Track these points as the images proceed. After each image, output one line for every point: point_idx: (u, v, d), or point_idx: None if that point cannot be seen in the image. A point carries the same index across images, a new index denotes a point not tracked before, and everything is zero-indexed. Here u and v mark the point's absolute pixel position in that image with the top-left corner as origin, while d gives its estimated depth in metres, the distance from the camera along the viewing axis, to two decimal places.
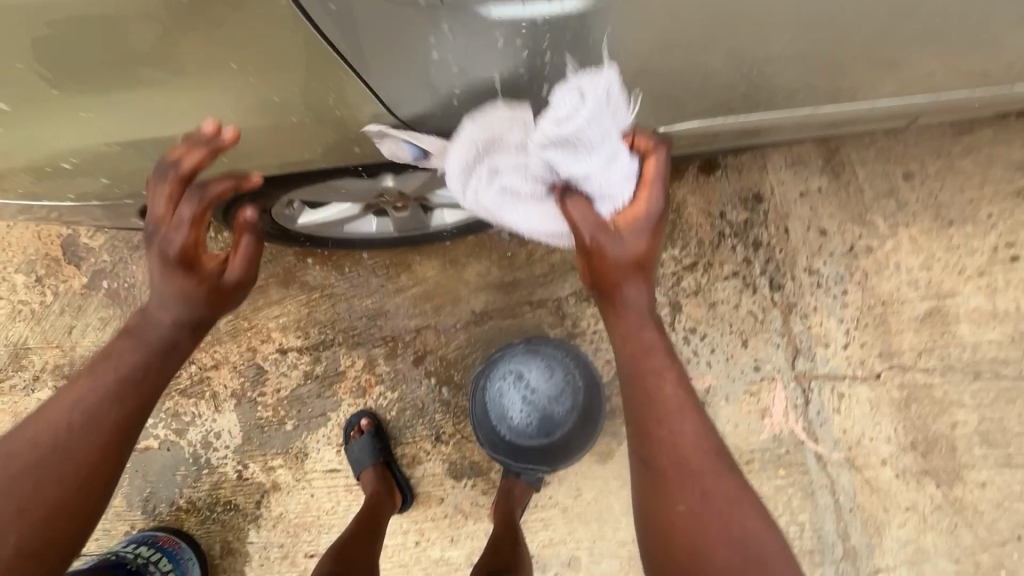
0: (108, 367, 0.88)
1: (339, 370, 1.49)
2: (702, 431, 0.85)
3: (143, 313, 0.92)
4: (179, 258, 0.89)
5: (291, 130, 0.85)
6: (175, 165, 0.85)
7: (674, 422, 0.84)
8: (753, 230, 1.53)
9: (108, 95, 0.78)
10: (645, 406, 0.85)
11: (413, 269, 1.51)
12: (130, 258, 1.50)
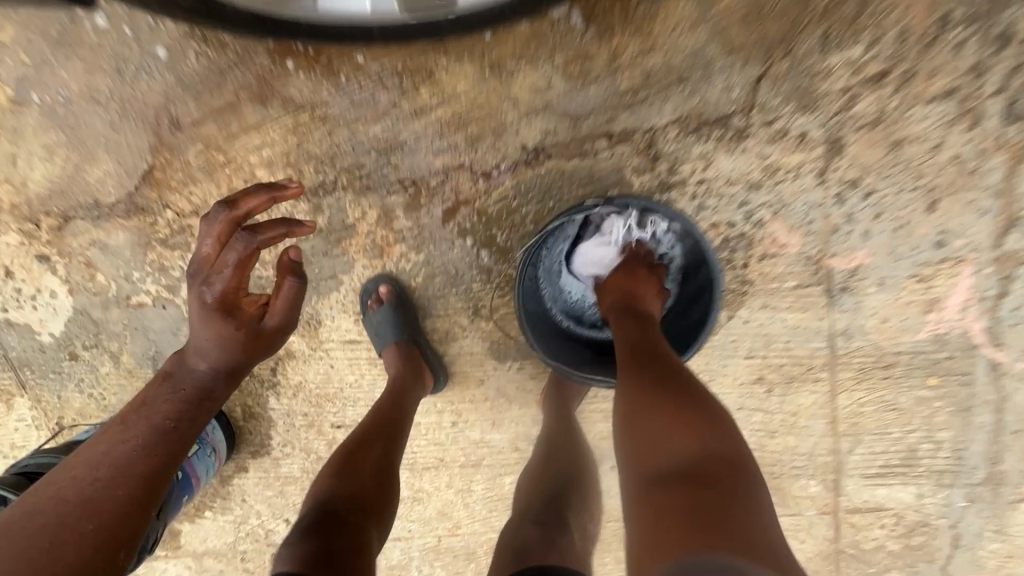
0: (147, 412, 0.85)
1: (347, 223, 1.13)
2: (679, 407, 0.77)
3: (180, 357, 0.90)
4: (222, 307, 0.88)
5: None
6: (230, 208, 0.83)
7: (654, 407, 0.78)
8: (1007, 10, 0.89)
9: None
10: (623, 411, 0.82)
11: (438, 78, 1.02)
12: (54, 58, 1.08)
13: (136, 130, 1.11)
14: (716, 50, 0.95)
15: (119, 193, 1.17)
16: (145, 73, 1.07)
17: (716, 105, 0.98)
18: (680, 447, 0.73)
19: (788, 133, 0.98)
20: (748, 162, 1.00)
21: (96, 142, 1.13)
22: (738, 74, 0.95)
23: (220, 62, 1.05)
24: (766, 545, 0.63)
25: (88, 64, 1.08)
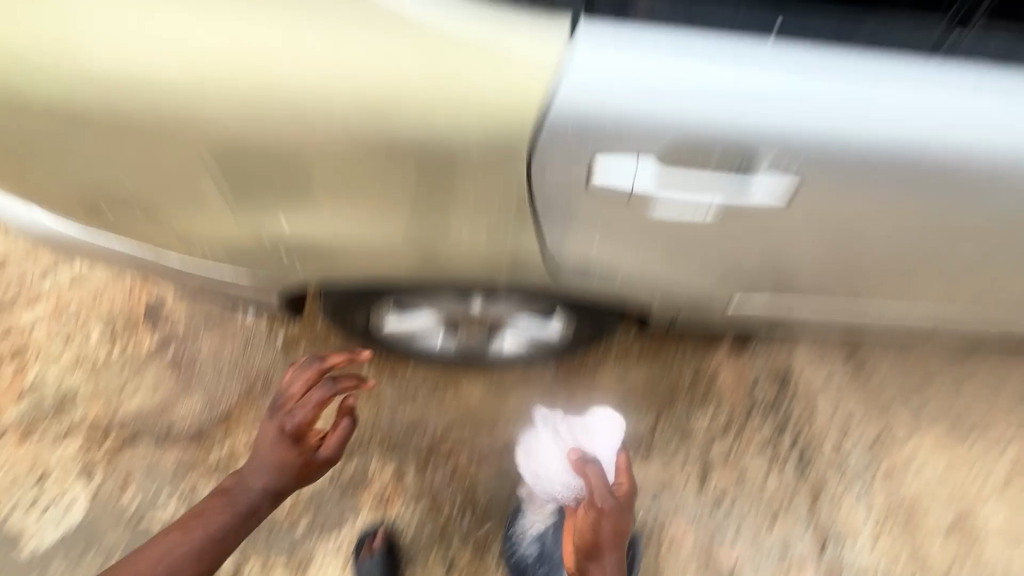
0: (204, 521, 1.11)
1: (365, 477, 1.48)
2: None
3: (241, 479, 1.16)
4: (293, 436, 1.12)
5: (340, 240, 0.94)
6: (322, 363, 1.16)
7: None
8: (782, 406, 1.62)
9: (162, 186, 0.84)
10: None
11: (460, 387, 1.57)
12: (203, 329, 1.59)
13: (235, 383, 1.55)
14: (630, 401, 1.59)
15: (192, 425, 1.50)
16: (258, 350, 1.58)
17: (631, 433, 1.56)
18: None
19: (676, 458, 1.54)
20: (654, 473, 1.53)
21: (198, 385, 1.54)
22: (643, 417, 1.57)
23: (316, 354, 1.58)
24: None
25: (221, 338, 1.59)
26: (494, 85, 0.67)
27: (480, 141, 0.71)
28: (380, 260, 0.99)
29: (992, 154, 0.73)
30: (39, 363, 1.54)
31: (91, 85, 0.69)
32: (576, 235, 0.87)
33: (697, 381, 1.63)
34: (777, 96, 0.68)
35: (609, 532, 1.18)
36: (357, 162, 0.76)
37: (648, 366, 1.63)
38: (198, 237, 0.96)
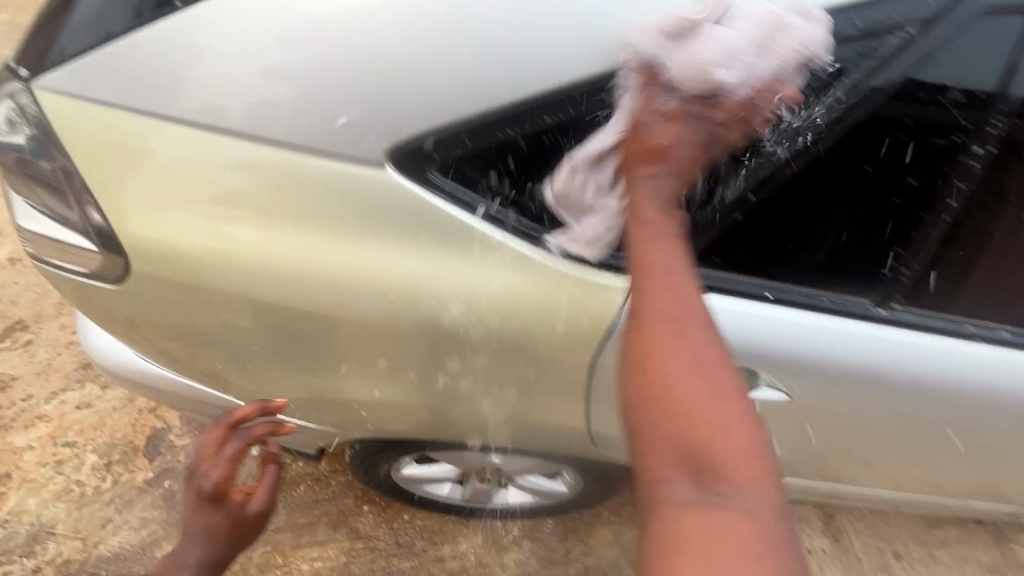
0: None
1: None
2: None
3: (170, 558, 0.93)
4: (210, 499, 0.92)
5: (364, 408, 1.06)
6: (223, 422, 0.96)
7: None
8: None
9: (222, 342, 0.98)
10: None
11: (459, 539, 1.57)
12: None
13: None
14: (625, 562, 1.61)
15: None
16: None
17: None
18: None
19: None
20: None
21: None
22: None
23: (317, 496, 1.57)
24: None
25: None
26: (586, 312, 0.87)
27: (505, 343, 0.91)
28: (398, 427, 1.10)
29: (931, 375, 0.98)
30: (21, 492, 1.48)
31: (201, 267, 0.87)
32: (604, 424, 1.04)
33: None
34: (783, 325, 0.92)
35: (653, 307, 0.62)
36: (460, 352, 0.93)
37: None
38: (283, 392, 1.06)
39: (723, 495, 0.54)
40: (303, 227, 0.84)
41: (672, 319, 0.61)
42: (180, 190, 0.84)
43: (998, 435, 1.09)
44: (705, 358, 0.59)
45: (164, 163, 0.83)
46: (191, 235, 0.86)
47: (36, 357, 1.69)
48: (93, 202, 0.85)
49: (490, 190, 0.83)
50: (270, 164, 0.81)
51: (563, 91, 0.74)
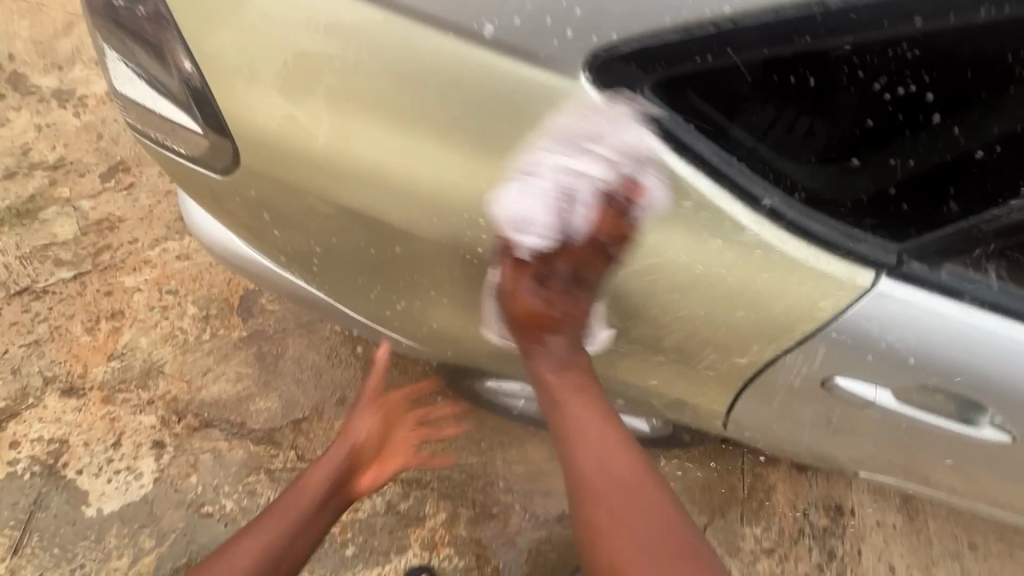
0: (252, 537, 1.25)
1: (420, 515, 1.50)
2: None
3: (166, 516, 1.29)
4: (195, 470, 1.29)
5: (463, 341, 0.99)
6: None
7: None
8: (831, 539, 1.62)
9: (320, 247, 0.89)
10: None
11: (525, 446, 1.59)
12: (292, 333, 1.64)
13: (312, 391, 1.59)
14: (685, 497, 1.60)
15: (264, 424, 1.54)
16: (342, 364, 1.62)
17: None
18: None
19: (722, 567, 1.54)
20: None
21: (277, 387, 1.58)
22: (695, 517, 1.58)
23: (396, 381, 1.62)
24: None
25: (309, 343, 1.63)
26: (799, 305, 0.73)
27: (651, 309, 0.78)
28: (494, 360, 1.05)
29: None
30: (133, 329, 1.59)
31: (311, 165, 0.75)
32: (750, 403, 0.96)
33: (752, 493, 1.64)
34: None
35: (584, 474, 0.84)
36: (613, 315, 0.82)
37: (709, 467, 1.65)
38: (396, 317, 1.00)
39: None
40: (444, 146, 0.69)
41: (627, 481, 0.83)
42: (301, 67, 0.69)
43: None
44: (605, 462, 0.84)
45: (286, 37, 0.67)
46: (307, 125, 0.72)
47: (138, 203, 1.72)
48: (185, 48, 0.72)
49: (700, 127, 0.65)
50: (429, 60, 0.65)
51: (864, 7, 0.56)
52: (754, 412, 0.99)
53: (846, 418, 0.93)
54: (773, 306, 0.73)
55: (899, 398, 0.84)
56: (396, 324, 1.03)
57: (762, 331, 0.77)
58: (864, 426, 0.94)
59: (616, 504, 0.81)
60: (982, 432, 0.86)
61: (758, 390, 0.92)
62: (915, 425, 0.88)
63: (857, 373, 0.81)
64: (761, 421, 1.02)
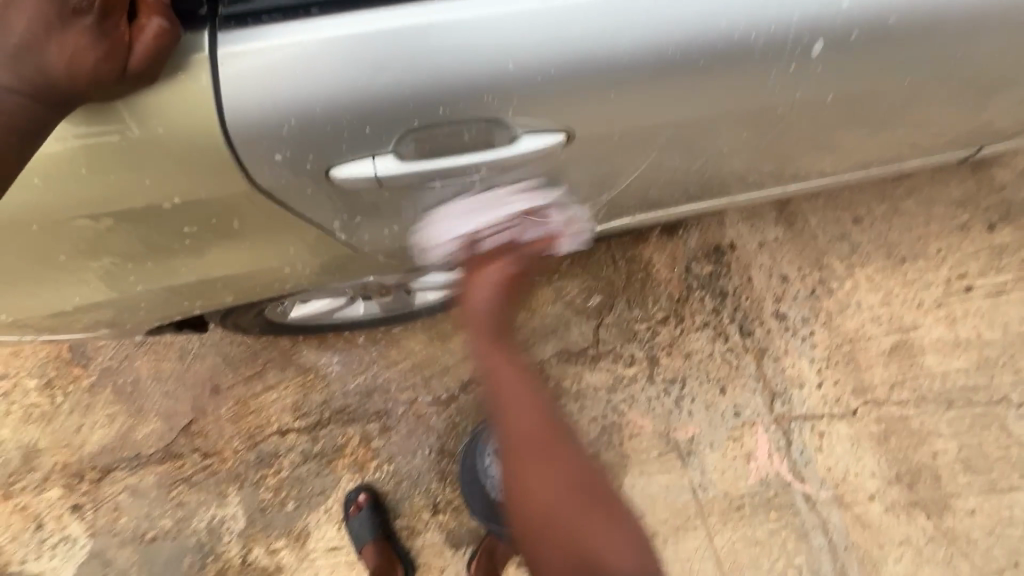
0: None
1: (336, 448, 1.54)
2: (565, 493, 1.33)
3: None
4: None
5: (147, 300, 0.90)
6: None
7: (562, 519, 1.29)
8: (719, 280, 1.62)
9: None
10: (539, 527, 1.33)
11: (402, 343, 1.58)
12: (135, 354, 1.58)
13: (183, 395, 1.57)
14: (570, 312, 1.59)
15: (158, 445, 1.55)
16: (198, 358, 1.58)
17: (576, 343, 1.58)
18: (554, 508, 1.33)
19: (623, 355, 1.58)
20: (603, 375, 1.57)
21: (149, 408, 1.56)
22: (586, 325, 1.59)
23: (255, 346, 1.59)
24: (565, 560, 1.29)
25: (157, 355, 1.58)
26: (176, 128, 0.59)
27: (164, 185, 0.65)
28: (197, 302, 0.94)
29: (766, 25, 0.66)
30: None
31: None
32: (379, 231, 0.83)
33: (631, 277, 1.62)
34: (471, 39, 0.60)
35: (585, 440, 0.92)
36: (106, 231, 0.72)
37: (581, 274, 1.62)
38: (78, 311, 0.91)
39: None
40: None
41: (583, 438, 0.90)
42: None
43: (959, 72, 0.87)
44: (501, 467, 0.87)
45: None
46: None
47: None
48: None
49: None
50: None
51: None
52: (396, 244, 0.88)
53: (471, 200, 0.80)
54: (172, 143, 0.60)
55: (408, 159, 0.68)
56: (92, 319, 0.94)
57: (199, 178, 0.64)
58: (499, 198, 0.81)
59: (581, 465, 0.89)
60: (526, 149, 0.69)
61: (364, 217, 0.78)
62: (504, 176, 0.75)
63: (343, 157, 0.65)
64: None
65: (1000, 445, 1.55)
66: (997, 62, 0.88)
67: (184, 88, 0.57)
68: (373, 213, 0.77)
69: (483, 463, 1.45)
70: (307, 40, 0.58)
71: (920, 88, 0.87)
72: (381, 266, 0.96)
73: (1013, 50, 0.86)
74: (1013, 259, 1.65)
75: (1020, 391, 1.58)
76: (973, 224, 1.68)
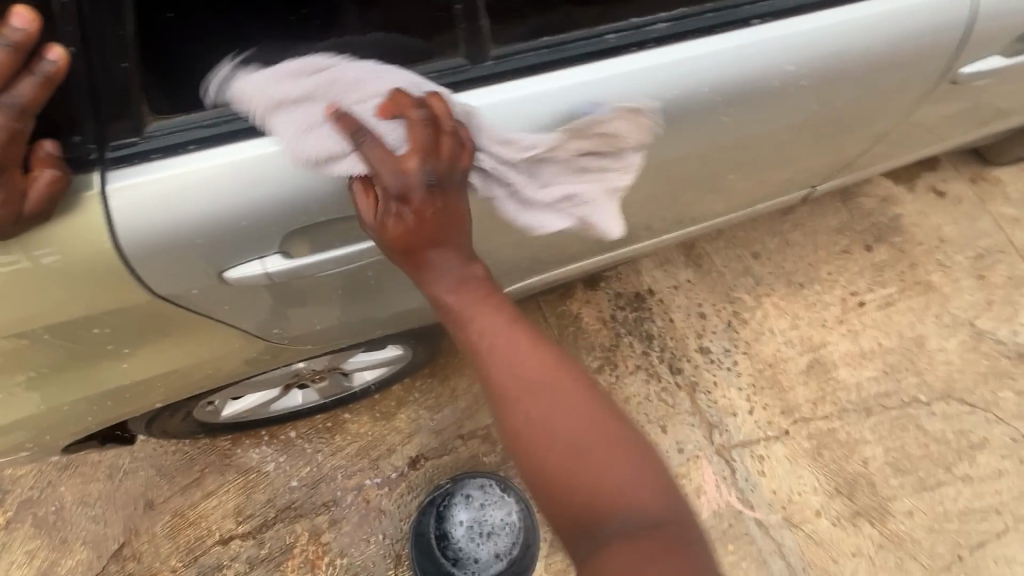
0: None
1: (285, 549, 1.47)
2: (576, 412, 0.68)
3: None
4: None
5: (63, 419, 0.90)
6: None
7: (604, 469, 0.65)
8: (644, 324, 1.74)
9: None
10: (527, 451, 0.68)
11: (346, 427, 1.58)
12: (59, 480, 1.50)
13: (115, 516, 1.47)
14: None
15: None
16: (130, 473, 1.51)
17: None
18: (574, 457, 0.66)
19: None
20: None
21: (76, 537, 1.45)
22: None
23: (192, 452, 1.54)
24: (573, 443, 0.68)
25: (85, 477, 1.50)
26: (73, 255, 0.64)
27: (69, 306, 0.69)
28: (119, 414, 0.95)
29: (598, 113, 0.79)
30: None
31: None
32: (292, 322, 0.88)
33: (563, 332, 1.71)
34: None
35: (543, 381, 0.69)
36: (12, 354, 0.74)
37: None
38: None
39: (621, 521, 0.63)
40: None
41: (527, 380, 0.68)
42: None
43: (783, 135, 1.04)
44: (574, 416, 0.68)
45: None
46: None
47: None
48: None
49: None
50: None
51: None
52: (304, 331, 0.92)
53: (374, 283, 0.87)
54: (74, 268, 0.65)
55: (301, 255, 0.75)
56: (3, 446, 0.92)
57: (99, 296, 0.69)
58: (399, 279, 0.89)
59: (539, 406, 0.68)
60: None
61: (274, 311, 0.83)
62: None
63: (238, 261, 0.72)
64: (358, 324, 0.96)
65: (919, 443, 1.67)
66: (812, 126, 1.06)
67: (79, 219, 0.63)
68: (275, 306, 0.82)
69: (453, 504, 1.46)
70: (192, 166, 0.66)
71: (753, 150, 1.04)
72: (304, 353, 0.99)
73: (822, 116, 1.04)
74: (893, 273, 1.87)
75: (926, 390, 1.73)
76: (853, 247, 1.89)
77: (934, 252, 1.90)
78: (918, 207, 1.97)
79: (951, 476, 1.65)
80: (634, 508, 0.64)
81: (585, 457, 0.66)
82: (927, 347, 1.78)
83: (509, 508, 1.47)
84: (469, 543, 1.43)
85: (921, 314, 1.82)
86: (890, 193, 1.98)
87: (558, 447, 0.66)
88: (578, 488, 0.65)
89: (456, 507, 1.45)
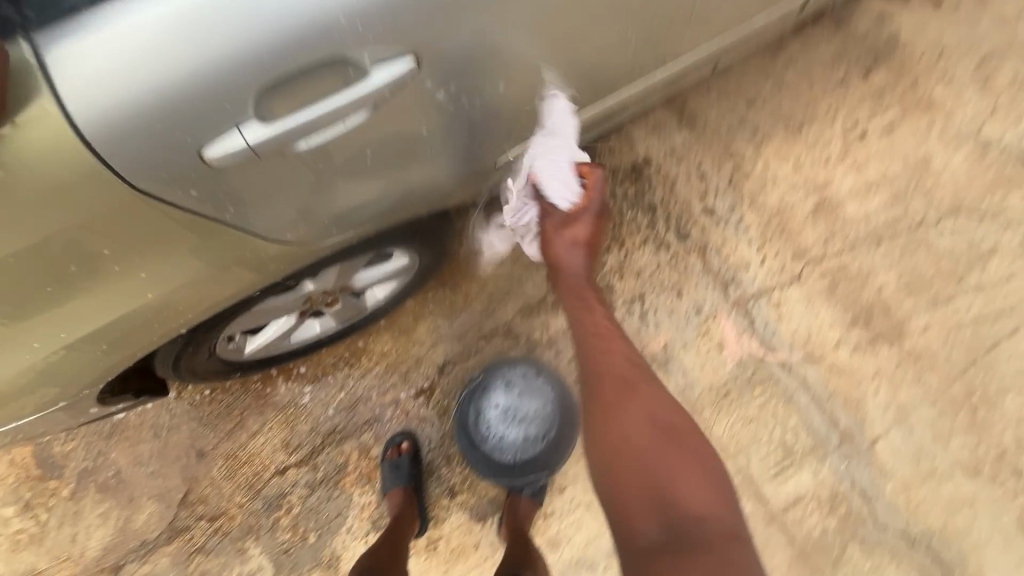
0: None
1: (339, 468, 1.54)
2: (689, 463, 0.99)
3: None
4: None
5: (92, 360, 0.89)
6: None
7: (677, 485, 0.95)
8: (645, 196, 1.69)
9: None
10: (614, 454, 1.02)
11: (369, 349, 1.59)
12: (108, 447, 1.54)
13: (172, 469, 1.53)
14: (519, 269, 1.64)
15: (162, 526, 1.51)
16: (174, 428, 1.55)
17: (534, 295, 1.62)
18: (664, 466, 0.97)
19: None
20: None
21: (141, 494, 1.52)
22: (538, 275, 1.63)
23: (228, 399, 1.56)
24: (674, 473, 0.97)
25: (132, 439, 1.54)
26: (37, 148, 0.61)
27: (49, 212, 0.66)
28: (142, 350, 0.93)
29: None
30: None
31: None
32: (285, 213, 0.83)
33: None
34: None
35: (628, 425, 1.04)
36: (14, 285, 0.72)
37: None
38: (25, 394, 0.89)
39: (686, 522, 0.90)
40: None
41: (645, 428, 1.03)
42: None
43: None
44: (678, 456, 0.99)
45: None
46: None
47: None
48: None
49: None
50: None
51: None
52: (294, 221, 0.86)
53: (364, 152, 0.82)
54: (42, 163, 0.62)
55: (274, 118, 0.70)
56: (43, 401, 0.92)
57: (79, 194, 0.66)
58: (386, 145, 0.83)
59: (653, 452, 0.99)
60: (378, 83, 0.72)
61: (266, 198, 0.79)
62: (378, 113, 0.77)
63: (206, 134, 0.67)
64: (353, 212, 0.92)
65: (931, 262, 1.69)
66: None
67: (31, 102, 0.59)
68: (255, 188, 0.77)
69: (490, 386, 1.51)
70: (133, 20, 0.60)
71: None
72: (307, 257, 0.96)
73: None
74: (894, 96, 1.79)
75: (935, 209, 1.72)
76: (851, 76, 1.80)
77: (935, 65, 1.81)
78: (915, 19, 1.84)
79: (964, 286, 1.68)
80: (692, 516, 0.91)
81: (676, 486, 0.95)
82: (933, 167, 1.75)
83: (545, 398, 1.48)
84: (499, 426, 1.48)
85: (925, 134, 1.76)
86: (885, 9, 1.84)
87: (652, 460, 0.98)
88: (655, 488, 0.95)
89: (493, 390, 1.50)
